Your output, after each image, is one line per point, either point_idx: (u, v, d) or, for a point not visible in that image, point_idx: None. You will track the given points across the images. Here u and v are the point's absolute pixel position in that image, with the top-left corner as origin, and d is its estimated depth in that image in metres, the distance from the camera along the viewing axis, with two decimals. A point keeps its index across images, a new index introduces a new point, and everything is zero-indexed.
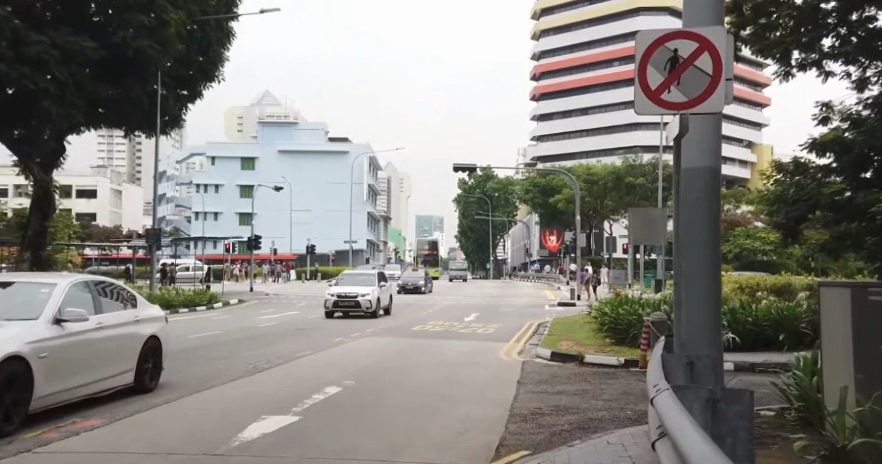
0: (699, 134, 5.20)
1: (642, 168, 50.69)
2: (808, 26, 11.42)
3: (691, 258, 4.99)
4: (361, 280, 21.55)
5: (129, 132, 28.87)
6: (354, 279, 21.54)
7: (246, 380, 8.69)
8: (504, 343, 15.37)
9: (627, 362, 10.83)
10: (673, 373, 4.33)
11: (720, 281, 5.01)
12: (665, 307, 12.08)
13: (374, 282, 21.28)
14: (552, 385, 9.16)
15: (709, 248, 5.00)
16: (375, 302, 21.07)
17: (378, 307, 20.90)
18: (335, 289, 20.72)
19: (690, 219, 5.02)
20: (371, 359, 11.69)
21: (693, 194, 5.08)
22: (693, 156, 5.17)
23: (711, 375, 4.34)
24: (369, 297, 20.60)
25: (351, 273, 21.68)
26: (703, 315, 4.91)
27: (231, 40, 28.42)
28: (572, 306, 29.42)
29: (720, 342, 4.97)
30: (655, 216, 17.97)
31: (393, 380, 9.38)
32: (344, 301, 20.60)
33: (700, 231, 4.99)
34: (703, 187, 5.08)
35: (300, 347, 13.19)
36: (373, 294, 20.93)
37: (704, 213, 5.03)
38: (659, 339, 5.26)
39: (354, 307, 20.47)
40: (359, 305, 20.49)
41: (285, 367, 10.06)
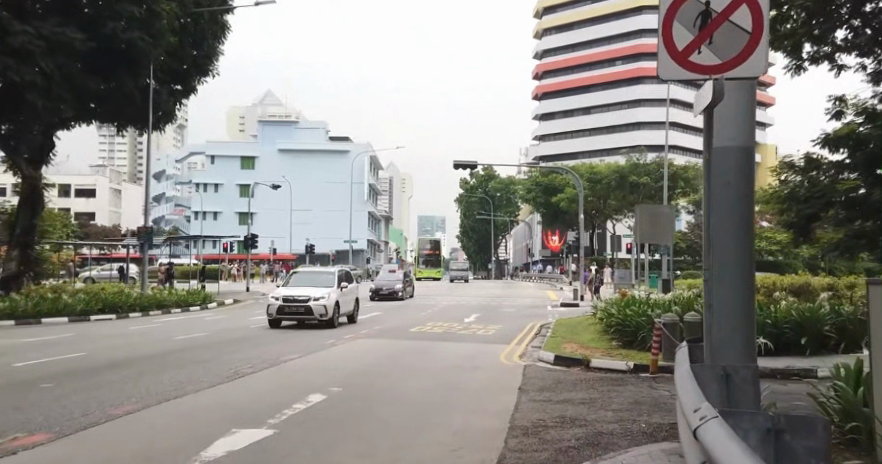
0: (731, 105, 4.51)
1: (646, 167, 50.02)
2: (821, 18, 10.70)
3: (721, 255, 4.30)
4: (316, 282, 17.93)
5: (120, 128, 28.29)
6: (308, 279, 17.94)
7: (223, 387, 8.00)
8: (505, 346, 14.67)
9: (637, 366, 10.07)
10: (705, 389, 3.67)
11: (754, 281, 4.33)
12: (676, 308, 11.33)
13: (330, 284, 17.60)
14: (557, 393, 8.44)
15: (742, 243, 4.32)
16: (332, 308, 17.47)
17: (333, 314, 17.28)
18: (282, 292, 17.10)
19: (719, 207, 4.34)
20: (362, 362, 11.00)
21: (722, 177, 4.38)
22: (722, 133, 4.46)
23: (751, 390, 3.66)
24: (322, 303, 16.96)
25: (304, 271, 18.09)
26: (735, 321, 4.23)
27: (227, 33, 27.72)
28: (575, 307, 28.70)
29: (755, 351, 4.28)
30: (662, 214, 17.24)
31: (383, 387, 8.67)
32: (293, 308, 16.97)
33: (732, 222, 4.30)
34: (734, 171, 4.39)
35: (288, 350, 12.50)
36: (329, 299, 17.32)
37: (735, 202, 4.35)
38: (683, 345, 4.57)
39: (304, 315, 16.91)
40: (309, 313, 16.85)
41: (268, 372, 9.36)
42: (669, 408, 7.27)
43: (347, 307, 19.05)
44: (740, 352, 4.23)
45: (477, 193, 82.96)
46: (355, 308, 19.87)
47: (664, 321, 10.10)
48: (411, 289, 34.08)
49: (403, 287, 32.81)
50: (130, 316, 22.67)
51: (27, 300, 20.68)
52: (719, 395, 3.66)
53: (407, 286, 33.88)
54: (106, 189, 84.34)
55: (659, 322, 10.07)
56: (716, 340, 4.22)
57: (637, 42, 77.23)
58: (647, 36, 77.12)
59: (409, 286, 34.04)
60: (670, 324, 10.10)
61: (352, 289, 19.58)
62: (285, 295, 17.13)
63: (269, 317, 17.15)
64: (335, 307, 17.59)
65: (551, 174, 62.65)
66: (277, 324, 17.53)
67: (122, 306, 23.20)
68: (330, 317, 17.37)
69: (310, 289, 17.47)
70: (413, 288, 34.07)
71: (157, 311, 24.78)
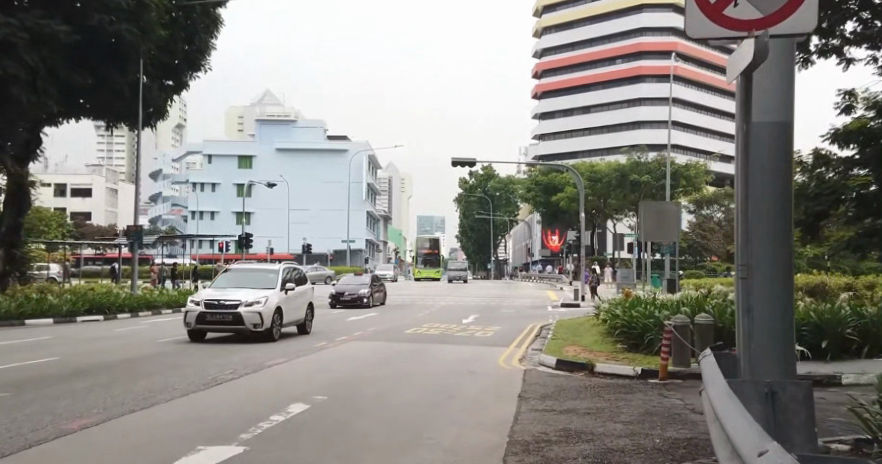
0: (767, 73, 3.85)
1: (648, 165, 49.06)
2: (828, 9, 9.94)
3: (756, 252, 3.64)
4: (254, 283, 14.31)
5: (108, 126, 27.61)
6: (243, 279, 14.37)
7: (197, 395, 7.35)
8: (505, 348, 14.10)
9: (644, 371, 9.44)
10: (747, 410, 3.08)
11: (795, 283, 3.67)
12: (687, 310, 10.68)
13: (269, 285, 13.97)
14: (560, 402, 7.81)
15: (781, 239, 3.66)
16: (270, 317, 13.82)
17: (268, 324, 13.57)
18: (203, 295, 13.47)
19: (754, 194, 3.71)
20: (351, 367, 10.38)
21: (758, 159, 3.70)
22: (759, 108, 3.77)
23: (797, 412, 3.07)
24: (253, 310, 13.32)
25: (238, 270, 14.51)
26: (777, 333, 3.58)
27: (220, 27, 27.02)
28: (576, 308, 28.01)
29: (795, 364, 3.66)
30: (668, 211, 16.59)
31: (372, 395, 8.05)
32: (216, 316, 13.32)
33: (768, 214, 3.64)
34: (771, 153, 3.71)
35: (274, 354, 11.86)
36: (266, 304, 13.67)
37: (773, 191, 3.68)
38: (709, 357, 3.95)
39: (232, 326, 13.27)
40: (237, 322, 13.18)
41: (249, 378, 8.71)
42: (685, 420, 6.63)
43: (295, 315, 15.31)
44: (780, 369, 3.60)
45: (476, 192, 82.32)
46: (307, 316, 16.13)
47: (674, 322, 9.47)
48: (384, 295, 29.33)
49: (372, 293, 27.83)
50: (118, 318, 21.93)
51: (9, 301, 19.94)
52: (763, 418, 3.08)
53: (379, 292, 29.04)
54: (102, 188, 83.56)
55: (670, 323, 9.43)
56: (749, 354, 3.60)
57: (637, 40, 76.75)
58: (648, 34, 76.67)
59: (382, 292, 29.32)
60: (681, 326, 9.45)
61: (305, 293, 15.85)
62: (207, 300, 13.42)
63: (188, 328, 13.51)
64: (275, 314, 13.93)
65: (551, 173, 62.03)
66: (200, 336, 13.88)
67: (109, 306, 22.50)
68: (266, 328, 13.74)
69: (240, 293, 13.73)
70: (385, 295, 29.23)
71: (146, 312, 24.11)
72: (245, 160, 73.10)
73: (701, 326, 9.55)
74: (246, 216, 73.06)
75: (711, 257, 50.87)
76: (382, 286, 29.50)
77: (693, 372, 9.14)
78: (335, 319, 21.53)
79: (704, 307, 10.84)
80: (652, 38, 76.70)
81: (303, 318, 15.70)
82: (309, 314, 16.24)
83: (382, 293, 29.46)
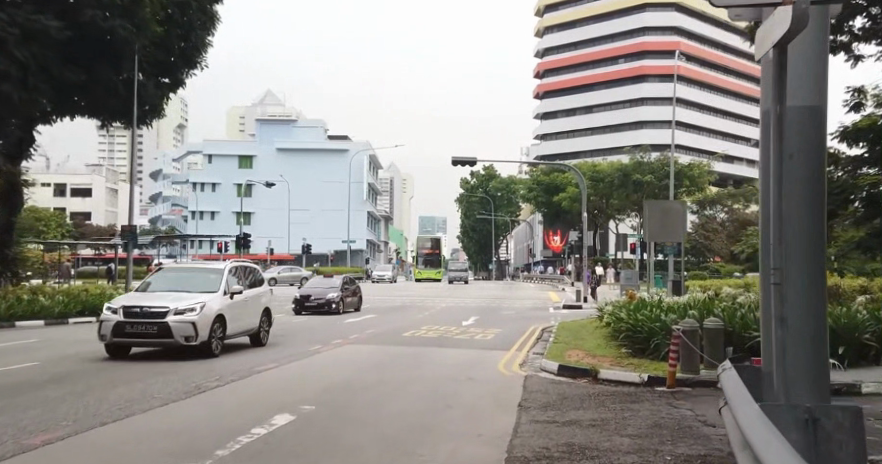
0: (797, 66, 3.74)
1: (651, 165, 48.25)
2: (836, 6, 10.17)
3: (789, 236, 3.57)
4: (192, 285, 11.59)
5: (103, 123, 27.12)
6: (179, 282, 11.62)
7: (178, 406, 6.97)
8: (506, 352, 13.68)
9: (651, 378, 9.00)
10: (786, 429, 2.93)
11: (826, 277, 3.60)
12: (695, 313, 10.25)
13: (208, 288, 11.24)
14: (563, 412, 7.38)
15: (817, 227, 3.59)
16: (209, 328, 11.06)
17: (205, 336, 10.77)
18: (123, 302, 10.66)
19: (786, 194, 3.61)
20: (345, 372, 9.97)
21: (789, 157, 3.61)
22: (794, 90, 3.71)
23: None
24: (186, 320, 10.54)
25: (173, 270, 11.78)
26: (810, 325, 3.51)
27: (216, 24, 26.59)
28: (579, 309, 27.51)
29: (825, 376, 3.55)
30: (674, 210, 16.14)
31: (365, 403, 7.64)
32: (138, 328, 10.49)
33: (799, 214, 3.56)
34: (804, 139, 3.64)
35: (264, 358, 11.41)
36: (203, 313, 10.90)
37: (803, 177, 3.60)
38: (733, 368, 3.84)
39: (157, 341, 10.47)
40: (164, 336, 10.39)
41: (236, 385, 8.27)
42: (696, 434, 6.19)
43: (248, 322, 12.64)
44: (811, 377, 3.50)
45: (477, 192, 81.87)
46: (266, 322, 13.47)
47: (683, 327, 9.00)
48: (362, 299, 26.59)
49: (346, 297, 25.15)
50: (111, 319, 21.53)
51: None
52: None
53: (356, 296, 26.33)
54: (102, 188, 83.12)
55: (678, 328, 8.97)
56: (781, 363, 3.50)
57: (639, 40, 76.53)
58: (650, 33, 76.48)
59: (359, 296, 26.58)
60: (690, 331, 8.98)
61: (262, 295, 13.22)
62: (127, 307, 10.59)
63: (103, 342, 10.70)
64: (215, 324, 11.17)
65: (553, 173, 61.60)
66: (121, 350, 11.07)
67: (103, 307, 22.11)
68: (204, 342, 10.97)
69: (174, 297, 10.94)
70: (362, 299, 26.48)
71: None
72: (246, 160, 72.73)
73: (711, 329, 9.14)
74: (246, 216, 72.71)
75: (714, 258, 50.34)
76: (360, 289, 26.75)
77: (702, 380, 8.67)
78: (332, 321, 21.08)
79: (713, 310, 10.45)
80: (654, 37, 76.57)
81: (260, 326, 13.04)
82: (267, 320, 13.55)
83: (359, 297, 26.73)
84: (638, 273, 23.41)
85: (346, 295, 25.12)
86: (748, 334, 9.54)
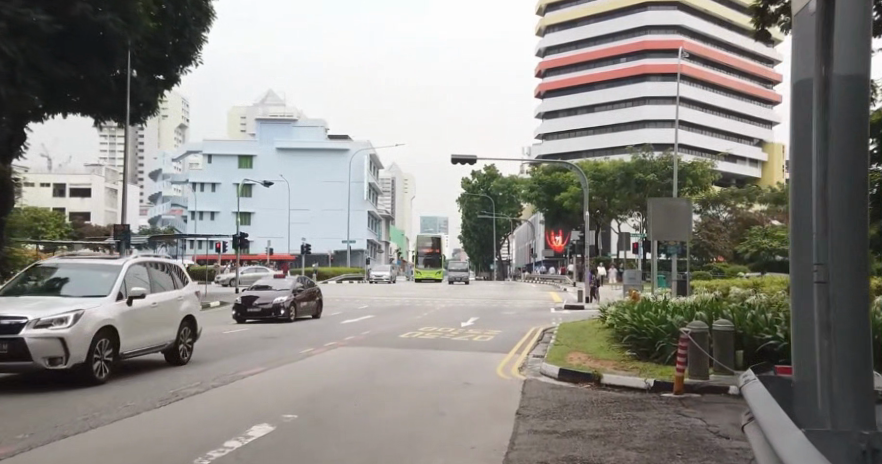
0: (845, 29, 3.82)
1: (653, 164, 47.92)
2: None
3: (831, 233, 3.84)
4: (74, 289, 8.74)
5: (96, 121, 26.61)
6: (58, 283, 8.80)
7: (148, 416, 6.54)
8: (504, 354, 13.18)
9: (657, 383, 8.50)
10: None
11: (866, 278, 3.86)
12: (703, 314, 9.78)
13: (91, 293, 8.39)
14: (563, 421, 6.87)
15: (859, 212, 3.86)
16: (92, 346, 8.22)
17: (80, 357, 7.90)
18: None
19: (833, 187, 3.85)
20: (337, 377, 9.47)
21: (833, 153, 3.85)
22: (839, 61, 3.86)
23: None
24: (50, 333, 7.66)
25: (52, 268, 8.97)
26: (854, 314, 3.79)
27: (212, 20, 26.13)
28: (581, 310, 27.02)
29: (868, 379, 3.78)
30: (680, 208, 15.62)
31: (353, 411, 7.16)
32: None
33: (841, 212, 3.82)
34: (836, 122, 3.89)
35: (251, 361, 10.90)
36: (80, 324, 8.05)
37: (842, 168, 3.84)
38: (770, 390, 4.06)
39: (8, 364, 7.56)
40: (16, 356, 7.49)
41: (216, 393, 7.79)
42: (709, 447, 5.67)
43: (154, 335, 9.65)
44: (854, 399, 3.72)
45: (479, 192, 81.35)
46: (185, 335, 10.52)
47: (690, 329, 8.49)
48: (323, 305, 22.47)
49: (301, 302, 20.97)
50: None
51: None
52: None
53: (316, 301, 22.20)
54: (102, 189, 82.68)
55: (685, 330, 8.46)
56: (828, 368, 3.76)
57: (642, 38, 76.08)
58: (652, 32, 76.03)
59: (320, 302, 22.46)
60: (699, 333, 8.47)
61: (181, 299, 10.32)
62: None
63: None
64: (99, 341, 8.30)
65: (554, 173, 61.20)
66: None
67: None
68: (81, 365, 8.08)
69: (44, 302, 8.14)
70: (322, 305, 22.28)
71: None
72: (245, 159, 72.29)
73: (720, 330, 8.65)
74: (247, 216, 72.28)
75: (717, 258, 49.93)
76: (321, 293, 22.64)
77: (712, 385, 8.13)
78: (328, 322, 20.60)
79: (721, 312, 9.98)
80: (656, 36, 76.15)
81: (173, 339, 10.07)
82: (189, 331, 10.64)
83: (320, 303, 22.62)
84: (642, 272, 22.91)
85: (300, 299, 20.93)
86: (758, 336, 9.06)
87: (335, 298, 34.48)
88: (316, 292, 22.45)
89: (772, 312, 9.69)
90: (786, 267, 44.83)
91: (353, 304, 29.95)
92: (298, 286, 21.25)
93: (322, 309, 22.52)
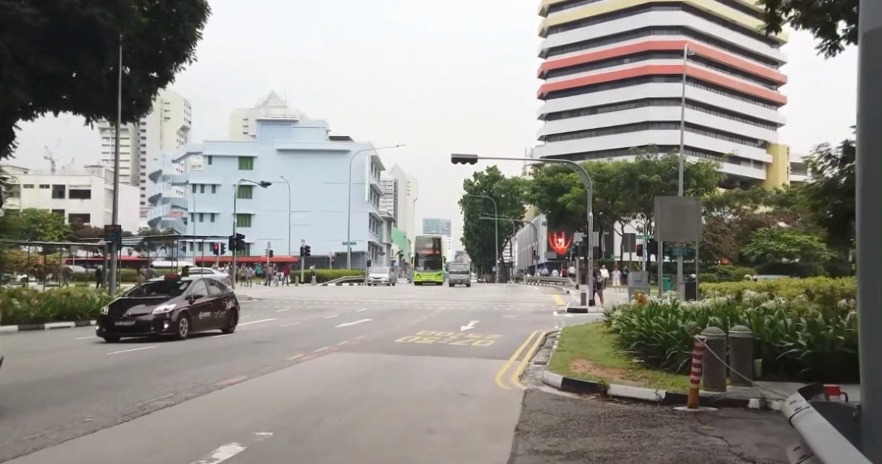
0: None
1: (658, 165, 47.18)
2: None
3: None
4: None
5: (88, 119, 25.95)
6: None
7: (106, 434, 5.86)
8: (505, 361, 12.48)
9: (670, 395, 7.84)
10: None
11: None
12: (716, 320, 9.12)
13: None
14: (568, 439, 6.19)
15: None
16: None
17: None
18: None
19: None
20: (322, 386, 8.76)
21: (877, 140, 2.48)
22: None
23: None
24: None
25: None
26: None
27: (207, 16, 25.39)
28: (584, 313, 26.31)
29: None
30: (688, 207, 14.98)
31: (334, 426, 6.49)
32: None
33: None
34: (863, 92, 2.64)
35: (234, 368, 10.17)
36: None
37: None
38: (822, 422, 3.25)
39: None
40: None
41: (188, 406, 7.10)
42: None
43: None
44: None
45: (481, 194, 80.67)
46: None
47: (706, 336, 7.83)
48: (239, 315, 17.14)
49: (199, 313, 15.51)
50: (90, 325, 20.43)
51: None
52: None
53: (227, 312, 16.83)
54: (102, 189, 82.08)
55: (700, 337, 7.79)
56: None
57: (645, 39, 75.39)
58: (656, 33, 75.38)
59: (235, 311, 17.15)
60: (716, 340, 7.81)
61: None
62: None
63: None
64: None
65: (557, 174, 60.62)
66: None
67: (82, 312, 21.06)
68: None
69: None
70: (235, 318, 16.87)
71: None
72: (246, 160, 71.67)
73: (738, 336, 7.99)
74: (247, 217, 71.69)
75: (722, 260, 49.28)
76: (236, 301, 17.28)
77: (733, 397, 7.42)
78: (322, 326, 19.84)
79: (736, 317, 9.30)
80: (660, 37, 75.46)
81: None
82: None
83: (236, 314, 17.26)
84: (647, 274, 22.19)
85: (198, 309, 15.55)
86: (779, 343, 8.38)
87: (333, 300, 33.84)
88: (230, 300, 17.08)
89: (791, 317, 9.03)
90: (792, 269, 44.32)
91: (351, 307, 29.21)
92: (198, 292, 15.84)
93: (237, 322, 17.11)
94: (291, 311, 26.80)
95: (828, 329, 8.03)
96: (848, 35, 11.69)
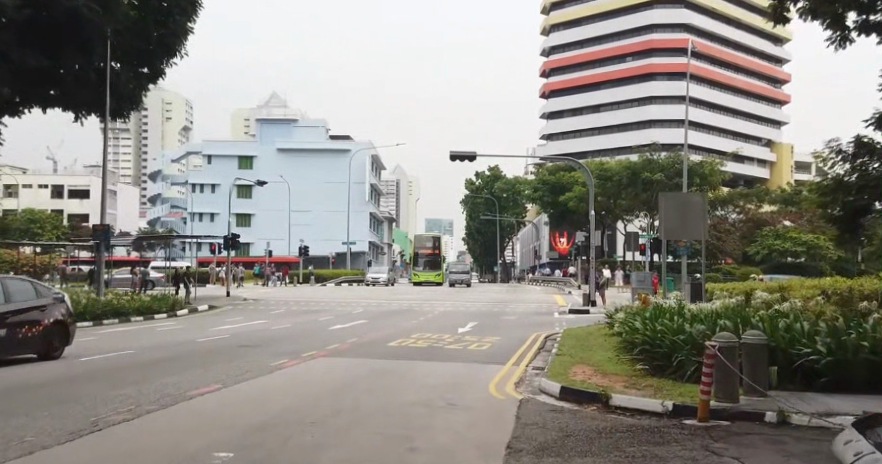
0: None
1: (661, 163, 46.44)
2: None
3: None
4: None
5: (75, 116, 25.26)
6: None
7: (44, 457, 5.19)
8: (502, 366, 11.81)
9: (679, 408, 7.16)
10: None
11: None
12: (726, 324, 8.47)
13: None
14: (564, 459, 5.50)
15: None
16: None
17: None
18: None
19: None
20: (302, 396, 8.09)
21: None
22: None
23: None
24: None
25: None
26: None
27: (198, 11, 24.77)
28: (586, 315, 25.57)
29: None
30: (694, 203, 14.27)
31: (305, 445, 5.83)
32: None
33: None
34: None
35: (211, 374, 9.51)
36: None
37: None
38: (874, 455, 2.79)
39: None
40: None
41: (146, 421, 6.43)
42: None
43: None
44: None
45: (483, 193, 79.99)
46: None
47: (718, 342, 7.16)
48: (74, 334, 11.87)
49: None
50: (76, 327, 19.71)
51: None
52: None
53: (51, 328, 11.52)
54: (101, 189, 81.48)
55: (711, 343, 7.11)
56: None
57: (648, 37, 74.66)
58: (659, 31, 74.66)
59: (69, 327, 11.88)
60: (728, 347, 7.12)
61: None
62: None
63: None
64: None
65: (559, 173, 59.96)
66: None
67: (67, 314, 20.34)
68: None
69: None
70: (60, 337, 11.52)
71: (114, 320, 21.98)
72: (245, 160, 71.04)
73: (752, 341, 7.32)
74: (247, 217, 71.07)
75: (726, 260, 48.48)
76: (69, 311, 12.01)
77: (747, 410, 6.74)
78: (315, 329, 19.10)
79: (747, 321, 8.62)
80: (663, 35, 74.72)
81: None
82: None
83: (72, 331, 12.00)
84: (652, 273, 21.42)
85: None
86: (796, 350, 7.69)
87: (330, 300, 33.24)
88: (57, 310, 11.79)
89: (807, 322, 8.35)
90: (796, 268, 43.63)
91: (347, 307, 28.52)
92: None
93: (68, 342, 11.86)
94: (285, 312, 26.09)
95: (851, 334, 7.40)
96: (859, 27, 10.92)
